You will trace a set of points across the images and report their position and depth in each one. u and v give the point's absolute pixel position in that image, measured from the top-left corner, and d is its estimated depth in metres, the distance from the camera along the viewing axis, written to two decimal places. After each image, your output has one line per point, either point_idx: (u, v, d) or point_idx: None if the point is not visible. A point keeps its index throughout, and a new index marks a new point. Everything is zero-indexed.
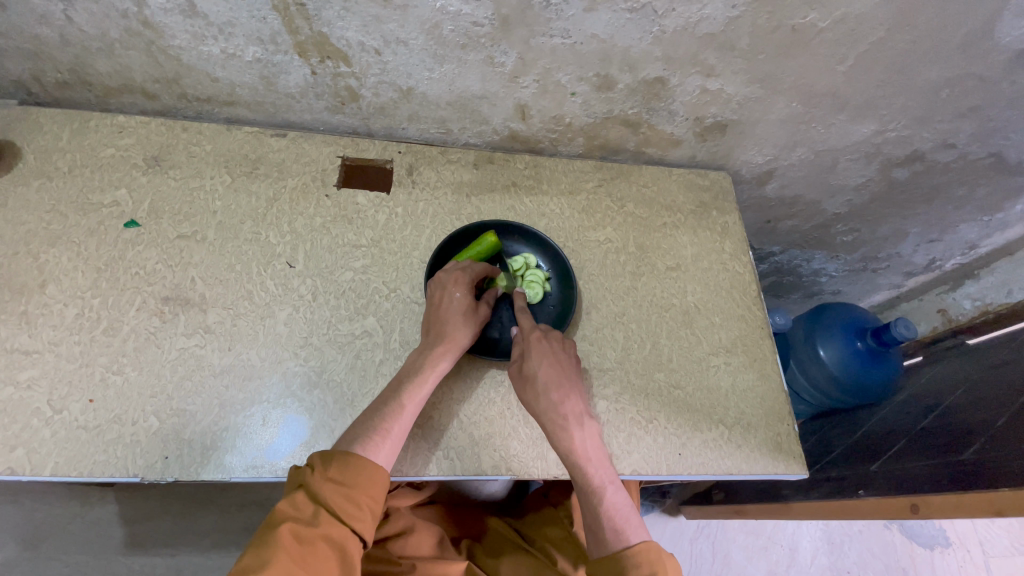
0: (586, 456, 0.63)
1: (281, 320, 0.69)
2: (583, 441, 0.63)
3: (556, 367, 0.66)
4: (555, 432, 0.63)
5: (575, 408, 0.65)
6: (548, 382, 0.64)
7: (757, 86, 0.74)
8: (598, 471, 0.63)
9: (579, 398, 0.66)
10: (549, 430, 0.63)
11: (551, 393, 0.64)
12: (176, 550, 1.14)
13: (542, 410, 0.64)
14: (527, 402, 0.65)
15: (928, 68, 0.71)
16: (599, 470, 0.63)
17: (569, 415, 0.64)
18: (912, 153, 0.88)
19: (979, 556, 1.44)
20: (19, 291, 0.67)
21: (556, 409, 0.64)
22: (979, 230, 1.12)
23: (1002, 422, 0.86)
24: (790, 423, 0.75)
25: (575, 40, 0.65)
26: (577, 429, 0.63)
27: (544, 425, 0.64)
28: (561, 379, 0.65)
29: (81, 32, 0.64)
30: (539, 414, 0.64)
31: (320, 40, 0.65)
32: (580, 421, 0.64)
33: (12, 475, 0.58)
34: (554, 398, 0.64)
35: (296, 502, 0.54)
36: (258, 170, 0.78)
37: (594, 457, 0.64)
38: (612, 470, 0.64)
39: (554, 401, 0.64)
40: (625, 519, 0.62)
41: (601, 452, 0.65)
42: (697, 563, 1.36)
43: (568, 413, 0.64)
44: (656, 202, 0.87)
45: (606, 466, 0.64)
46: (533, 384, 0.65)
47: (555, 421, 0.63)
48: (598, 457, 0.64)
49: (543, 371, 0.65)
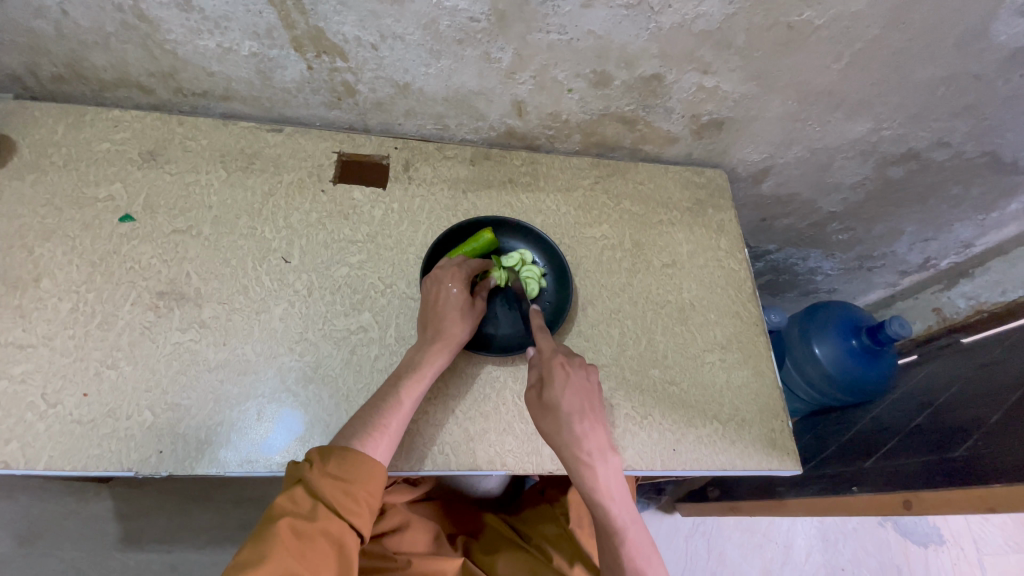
0: (609, 492, 0.63)
1: (277, 316, 0.69)
2: (607, 477, 0.63)
3: (581, 399, 0.63)
4: (580, 469, 0.62)
5: (600, 442, 0.63)
6: (574, 417, 0.62)
7: (753, 83, 0.74)
8: (618, 507, 0.63)
9: (602, 430, 0.64)
10: (573, 467, 0.62)
11: (577, 428, 0.62)
12: (172, 546, 1.14)
13: (565, 445, 0.62)
14: (548, 434, 0.63)
15: (923, 67, 0.72)
16: (620, 505, 0.64)
17: (593, 452, 0.62)
18: (907, 152, 0.89)
19: (972, 554, 1.45)
20: (13, 285, 0.66)
21: (581, 446, 0.62)
22: (974, 229, 1.13)
23: (994, 419, 0.86)
24: (785, 419, 0.75)
25: (572, 36, 0.65)
26: (601, 465, 0.62)
27: (566, 460, 0.62)
28: (586, 411, 0.63)
29: (75, 25, 0.64)
30: (563, 450, 0.62)
31: (317, 34, 0.64)
32: (605, 455, 0.63)
33: (6, 469, 0.58)
34: (580, 433, 0.62)
35: (294, 497, 0.54)
36: (254, 165, 0.77)
37: (616, 491, 0.63)
38: (631, 502, 0.65)
39: (580, 437, 0.62)
40: (640, 550, 0.64)
41: (622, 485, 0.64)
42: (692, 561, 1.36)
43: (593, 449, 0.62)
44: (652, 200, 0.87)
45: (626, 499, 0.64)
46: (557, 417, 0.62)
47: (580, 458, 0.61)
48: (619, 492, 0.64)
49: (569, 405, 0.62)
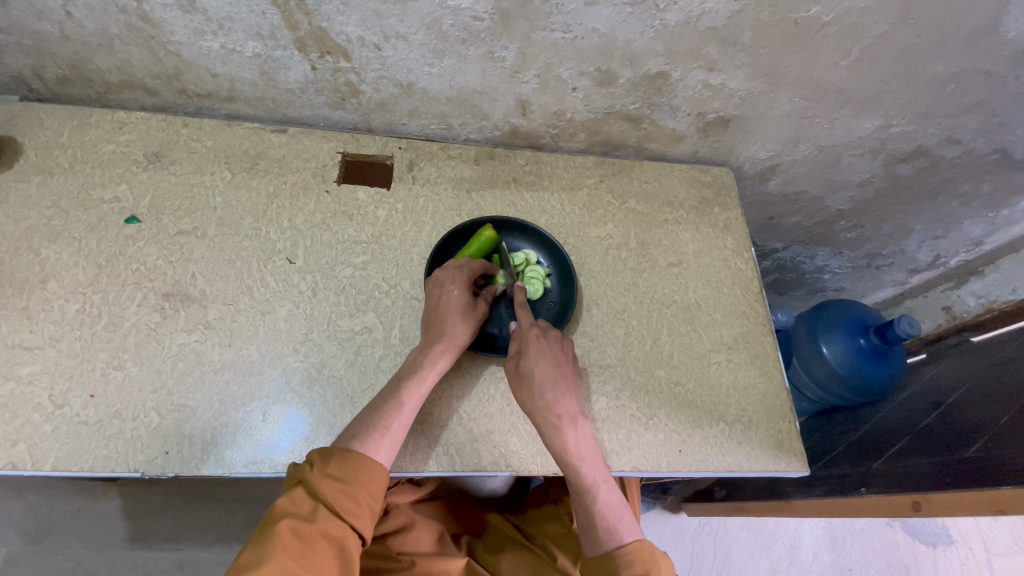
0: (582, 458, 0.63)
1: (282, 316, 0.69)
2: (579, 443, 0.63)
3: (553, 366, 0.64)
4: (551, 433, 0.62)
5: (571, 409, 0.64)
6: (545, 383, 0.63)
7: (759, 81, 0.73)
8: (591, 472, 0.63)
9: (574, 398, 0.65)
10: (545, 433, 0.63)
11: (548, 394, 0.63)
12: (179, 545, 1.15)
13: (537, 412, 0.63)
14: (522, 401, 0.64)
15: (933, 63, 0.71)
16: (593, 471, 0.63)
17: (565, 418, 0.63)
18: (917, 149, 0.87)
19: (981, 554, 1.43)
20: (20, 286, 0.67)
21: (552, 411, 0.63)
22: (984, 226, 1.11)
23: (1005, 420, 0.85)
24: (792, 420, 0.74)
25: (576, 34, 0.65)
26: (573, 431, 0.63)
27: (539, 427, 0.63)
28: (557, 378, 0.64)
29: (80, 27, 0.64)
30: (535, 416, 0.63)
31: (320, 35, 0.64)
32: (576, 421, 0.64)
33: (13, 470, 0.58)
34: (551, 400, 0.63)
35: (294, 499, 0.54)
36: (258, 166, 0.77)
37: (590, 458, 0.64)
38: (607, 469, 0.64)
39: (550, 403, 0.63)
40: (618, 517, 0.64)
41: (596, 452, 0.65)
42: (698, 560, 1.36)
43: (564, 415, 0.63)
44: (657, 198, 0.87)
45: (601, 465, 0.64)
46: (528, 384, 0.63)
47: (551, 423, 0.62)
48: (593, 459, 0.64)
49: (541, 371, 0.63)
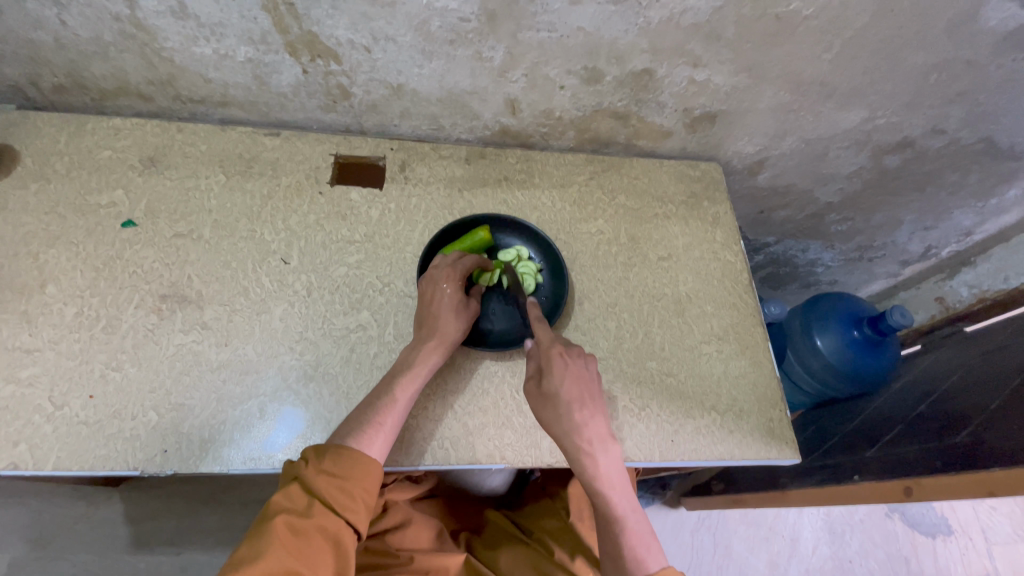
0: (609, 480, 0.63)
1: (277, 316, 0.70)
2: (607, 465, 0.63)
3: (580, 386, 0.64)
4: (581, 458, 0.62)
5: (600, 431, 0.64)
6: (572, 403, 0.63)
7: (744, 75, 0.74)
8: (619, 496, 0.63)
9: (603, 419, 0.65)
10: (574, 456, 0.62)
11: (577, 415, 0.63)
12: (181, 548, 1.15)
13: (566, 435, 0.62)
14: (548, 422, 0.63)
15: (913, 55, 0.72)
16: (620, 496, 0.64)
17: (595, 441, 0.63)
18: (901, 140, 0.89)
19: (981, 544, 1.44)
20: (19, 290, 0.68)
21: (581, 433, 0.62)
22: (974, 217, 1.13)
23: (996, 406, 0.86)
24: (783, 409, 0.75)
25: (562, 33, 0.66)
26: (602, 453, 0.63)
27: (567, 448, 0.63)
28: (585, 399, 0.64)
29: (75, 36, 0.65)
30: (563, 438, 0.62)
31: (310, 38, 0.66)
32: (606, 444, 0.64)
33: (14, 470, 0.59)
34: (579, 421, 0.63)
35: (290, 495, 0.55)
36: (253, 169, 0.79)
37: (617, 481, 0.64)
38: (634, 495, 0.65)
39: (578, 424, 0.63)
40: (645, 546, 0.63)
41: (623, 474, 0.65)
42: (698, 555, 1.36)
43: (593, 437, 0.63)
44: (648, 193, 0.88)
45: (629, 491, 0.65)
46: (556, 405, 0.63)
47: (581, 446, 0.62)
48: (620, 482, 0.64)
49: (568, 391, 0.63)
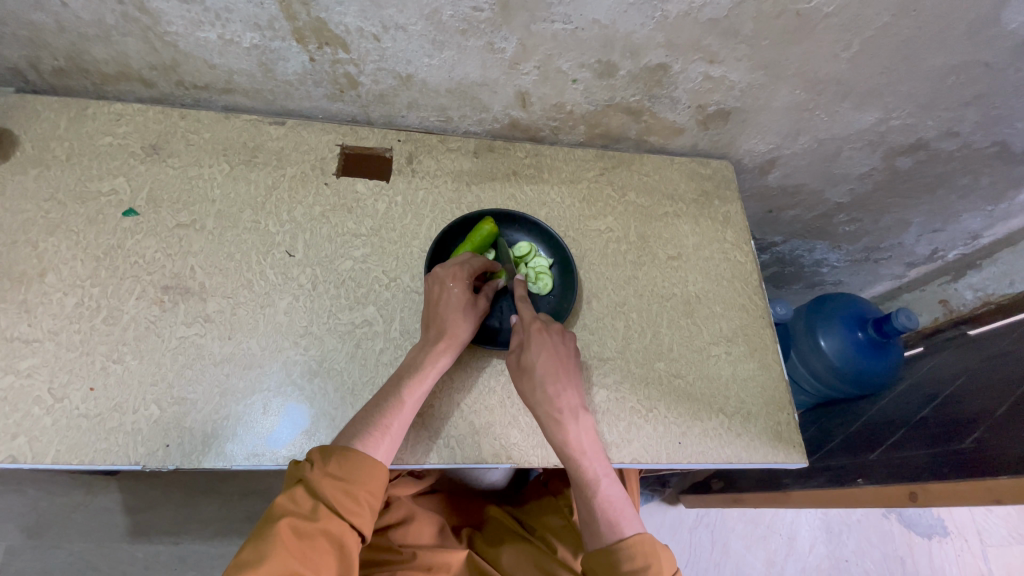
0: (581, 450, 0.63)
1: (282, 309, 0.69)
2: (579, 435, 0.63)
3: (554, 359, 0.65)
4: (552, 427, 0.63)
5: (572, 402, 0.64)
6: (545, 375, 0.63)
7: (760, 72, 0.73)
8: (592, 465, 0.63)
9: (576, 391, 0.65)
10: (545, 425, 0.63)
11: (549, 386, 0.63)
12: (180, 538, 1.15)
13: (538, 404, 0.64)
14: (522, 393, 0.64)
15: (933, 55, 0.70)
16: (593, 463, 0.63)
17: (565, 410, 0.63)
18: (916, 142, 0.88)
19: (976, 546, 1.45)
20: (19, 279, 0.66)
21: (552, 404, 0.63)
22: (983, 220, 1.12)
23: (1002, 411, 0.86)
24: (791, 412, 0.75)
25: (577, 26, 0.64)
26: (573, 424, 0.63)
27: (540, 419, 0.64)
28: (558, 371, 0.64)
29: (77, 18, 0.63)
30: (535, 409, 0.63)
31: (318, 26, 0.64)
32: (577, 414, 0.64)
33: (14, 463, 0.59)
34: (551, 392, 0.63)
35: (295, 498, 0.54)
36: (257, 158, 0.77)
37: (589, 450, 0.64)
38: (609, 464, 0.64)
39: (550, 395, 0.63)
40: (619, 511, 0.63)
41: (597, 445, 0.65)
42: (696, 552, 1.37)
43: (564, 407, 0.64)
44: (658, 191, 0.87)
45: (603, 460, 0.64)
46: (530, 377, 0.64)
47: (551, 415, 0.63)
48: (593, 452, 0.64)
49: (542, 363, 0.64)
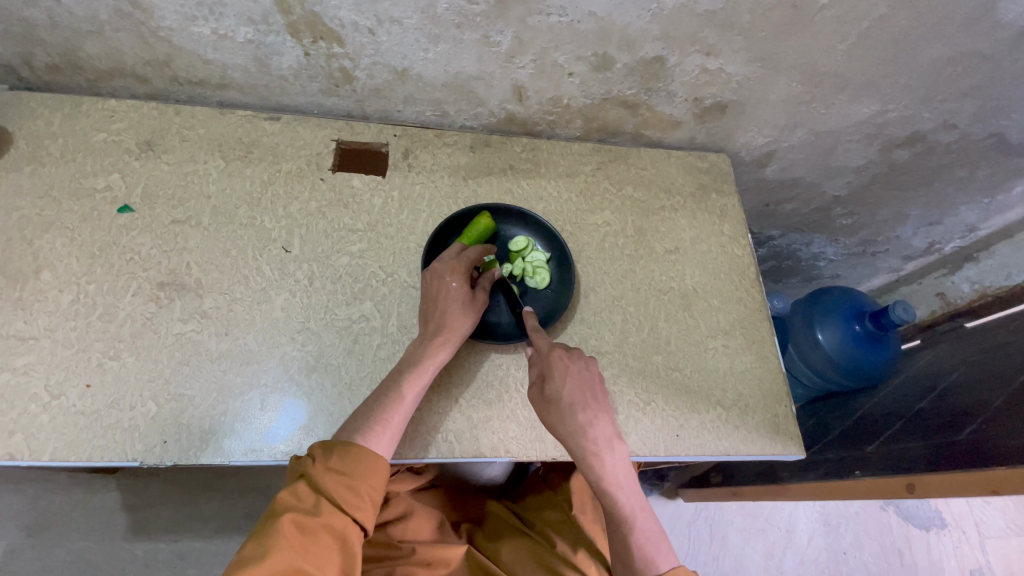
0: (617, 482, 0.63)
1: (278, 305, 0.69)
2: (615, 466, 0.63)
3: (582, 388, 0.63)
4: (588, 460, 0.62)
5: (605, 432, 0.63)
6: (576, 406, 0.62)
7: (757, 65, 0.72)
8: (627, 496, 0.63)
9: (606, 418, 0.64)
10: (581, 459, 0.62)
11: (581, 417, 0.62)
12: (180, 535, 1.15)
13: (571, 437, 0.62)
14: (553, 425, 0.63)
15: (930, 47, 0.70)
16: (628, 495, 0.64)
17: (600, 442, 0.62)
18: (912, 134, 0.88)
19: (974, 537, 1.45)
20: (14, 276, 0.66)
21: (586, 436, 0.62)
22: (979, 212, 1.12)
23: (999, 403, 0.86)
24: (789, 404, 0.75)
25: (573, 18, 0.64)
26: (608, 455, 0.62)
27: (573, 452, 0.62)
28: (588, 401, 0.63)
29: (70, 14, 0.63)
30: (569, 441, 0.62)
31: (313, 19, 0.63)
32: (611, 444, 0.63)
33: (11, 460, 0.58)
34: (584, 423, 0.62)
35: (297, 493, 0.55)
36: (253, 154, 0.77)
37: (624, 481, 0.63)
38: (641, 494, 0.65)
39: (583, 427, 0.62)
40: (655, 544, 0.64)
41: (630, 473, 0.64)
42: (695, 545, 1.37)
43: (598, 438, 0.62)
44: (655, 185, 0.87)
45: (636, 489, 0.65)
46: (559, 408, 0.62)
47: (586, 448, 0.62)
48: (628, 481, 0.63)
49: (570, 394, 0.62)
